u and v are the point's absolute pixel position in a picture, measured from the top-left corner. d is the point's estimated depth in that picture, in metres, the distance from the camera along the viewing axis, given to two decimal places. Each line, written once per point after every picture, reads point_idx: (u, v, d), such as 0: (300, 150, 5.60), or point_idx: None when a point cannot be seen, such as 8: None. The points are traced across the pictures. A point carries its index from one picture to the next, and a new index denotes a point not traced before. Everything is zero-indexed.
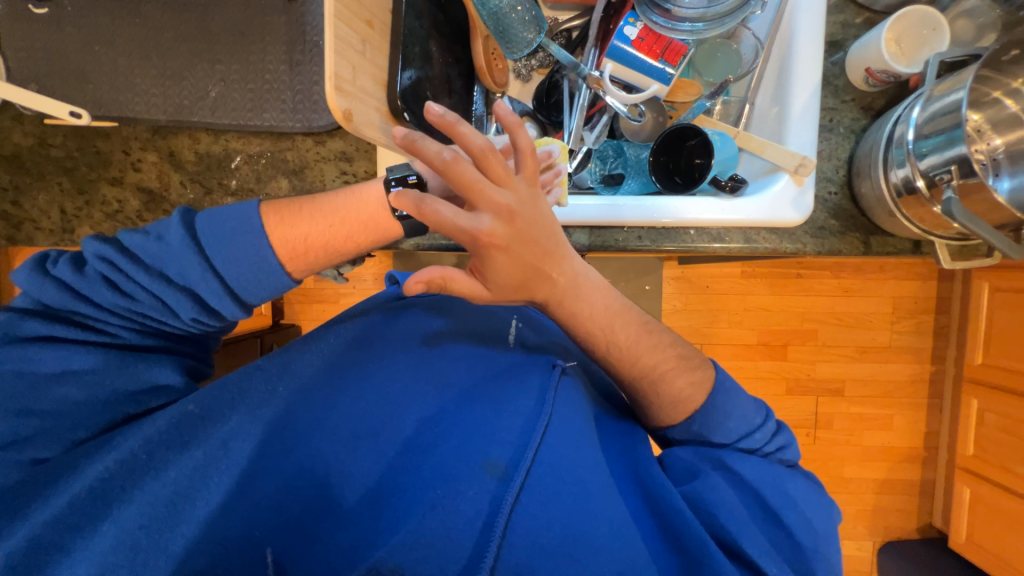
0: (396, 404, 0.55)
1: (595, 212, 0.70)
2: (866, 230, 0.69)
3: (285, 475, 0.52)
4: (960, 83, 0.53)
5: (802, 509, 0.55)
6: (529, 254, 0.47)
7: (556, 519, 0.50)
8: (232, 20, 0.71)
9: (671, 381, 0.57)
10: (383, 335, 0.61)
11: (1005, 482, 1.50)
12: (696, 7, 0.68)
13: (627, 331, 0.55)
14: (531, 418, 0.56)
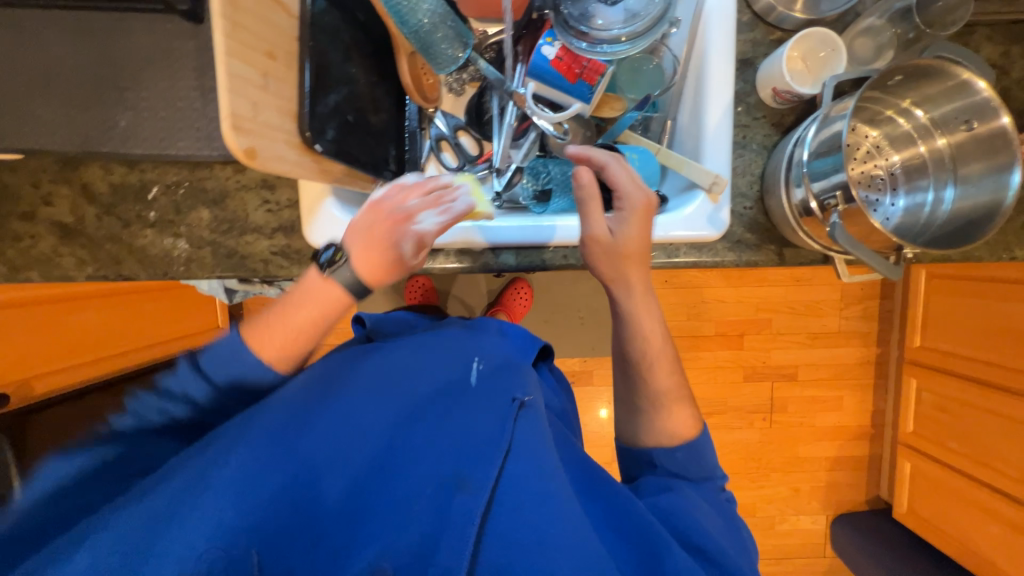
0: (368, 426, 0.57)
1: (520, 232, 0.71)
2: (779, 243, 0.72)
3: (261, 497, 0.51)
4: (846, 110, 0.55)
5: (734, 519, 0.65)
6: (642, 245, 0.64)
7: (523, 527, 0.53)
8: (137, 46, 0.68)
9: (677, 411, 0.68)
10: (353, 375, 0.65)
11: (941, 456, 1.60)
12: (611, 27, 0.68)
13: (668, 347, 0.69)
14: (494, 434, 0.58)
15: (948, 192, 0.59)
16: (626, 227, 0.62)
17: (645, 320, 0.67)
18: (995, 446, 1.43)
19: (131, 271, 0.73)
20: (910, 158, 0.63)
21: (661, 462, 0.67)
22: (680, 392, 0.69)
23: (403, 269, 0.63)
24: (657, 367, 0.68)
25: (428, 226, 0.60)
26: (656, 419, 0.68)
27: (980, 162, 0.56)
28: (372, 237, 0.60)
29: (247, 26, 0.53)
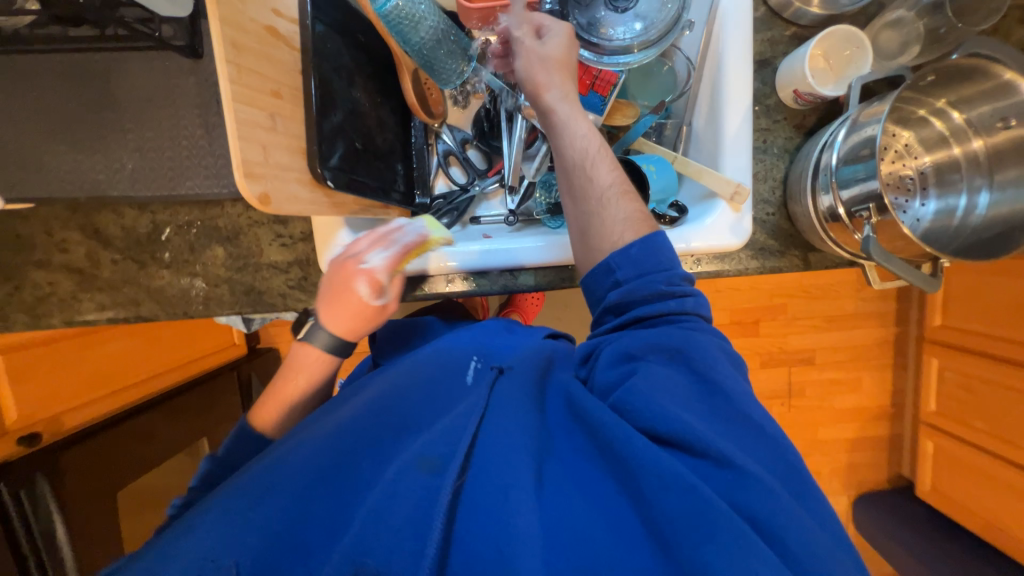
0: (342, 431, 0.55)
1: (539, 252, 0.70)
2: (804, 248, 0.70)
3: (242, 498, 0.50)
4: (880, 114, 0.53)
5: (731, 374, 0.52)
6: (557, 66, 0.60)
7: (484, 503, 0.46)
8: (137, 85, 0.66)
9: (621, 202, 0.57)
10: (348, 399, 0.65)
11: (965, 434, 1.58)
12: (622, 38, 0.65)
13: (613, 169, 0.58)
14: (472, 417, 0.54)
15: (982, 199, 0.57)
16: (552, 40, 0.60)
17: (576, 136, 0.58)
18: (1021, 424, 1.41)
19: (151, 312, 0.73)
20: (943, 160, 0.60)
21: (618, 269, 0.55)
22: (632, 193, 0.58)
23: (377, 316, 0.64)
24: (599, 161, 0.57)
25: (376, 264, 0.62)
26: (606, 216, 0.57)
27: (1016, 167, 0.55)
28: (335, 301, 0.62)
29: (250, 67, 0.52)
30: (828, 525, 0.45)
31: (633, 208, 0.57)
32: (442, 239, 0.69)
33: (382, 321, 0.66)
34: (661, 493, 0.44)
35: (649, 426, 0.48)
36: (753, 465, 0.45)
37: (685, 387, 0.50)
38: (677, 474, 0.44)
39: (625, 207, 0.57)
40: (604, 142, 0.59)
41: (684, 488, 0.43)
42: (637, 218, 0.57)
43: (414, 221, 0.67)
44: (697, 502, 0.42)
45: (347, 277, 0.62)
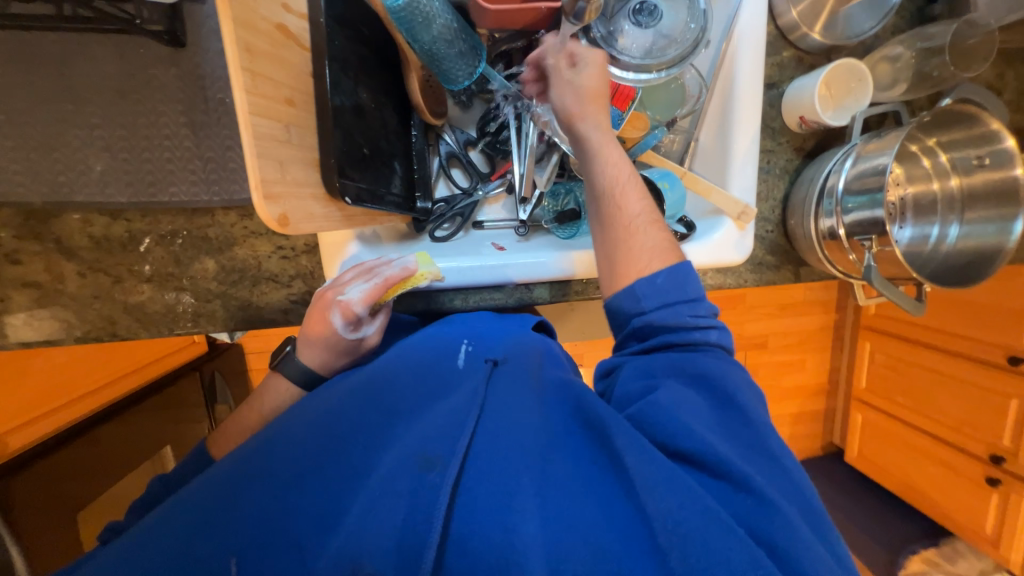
0: (333, 434, 0.51)
1: (555, 269, 0.71)
2: (796, 263, 0.75)
3: (228, 507, 0.46)
4: (887, 148, 0.57)
5: (750, 399, 0.52)
6: (594, 92, 0.61)
7: (482, 507, 0.44)
8: (104, 74, 0.57)
9: (650, 230, 0.58)
10: (327, 392, 0.59)
11: (889, 408, 1.81)
12: (644, 55, 0.65)
13: (645, 200, 0.58)
14: (479, 414, 0.51)
15: (953, 230, 0.65)
16: (586, 70, 0.61)
17: (608, 166, 0.59)
18: (937, 399, 1.64)
19: (128, 330, 0.65)
20: (922, 193, 0.67)
21: (643, 298, 0.56)
22: (663, 225, 0.59)
23: (353, 350, 0.65)
24: (629, 192, 0.58)
25: (352, 298, 0.60)
26: (631, 244, 0.57)
27: (988, 208, 0.62)
28: (311, 333, 0.63)
29: (264, 74, 0.46)
30: (842, 564, 0.44)
31: (666, 241, 0.58)
32: (429, 274, 0.65)
33: (361, 355, 0.66)
34: (672, 498, 0.42)
35: (665, 441, 0.48)
36: (771, 490, 0.44)
37: (711, 414, 0.50)
38: (691, 488, 0.43)
39: (657, 239, 0.57)
40: (634, 170, 0.60)
41: (697, 498, 0.42)
42: (669, 249, 0.57)
43: (410, 256, 0.65)
44: (710, 515, 0.41)
45: (324, 305, 0.61)
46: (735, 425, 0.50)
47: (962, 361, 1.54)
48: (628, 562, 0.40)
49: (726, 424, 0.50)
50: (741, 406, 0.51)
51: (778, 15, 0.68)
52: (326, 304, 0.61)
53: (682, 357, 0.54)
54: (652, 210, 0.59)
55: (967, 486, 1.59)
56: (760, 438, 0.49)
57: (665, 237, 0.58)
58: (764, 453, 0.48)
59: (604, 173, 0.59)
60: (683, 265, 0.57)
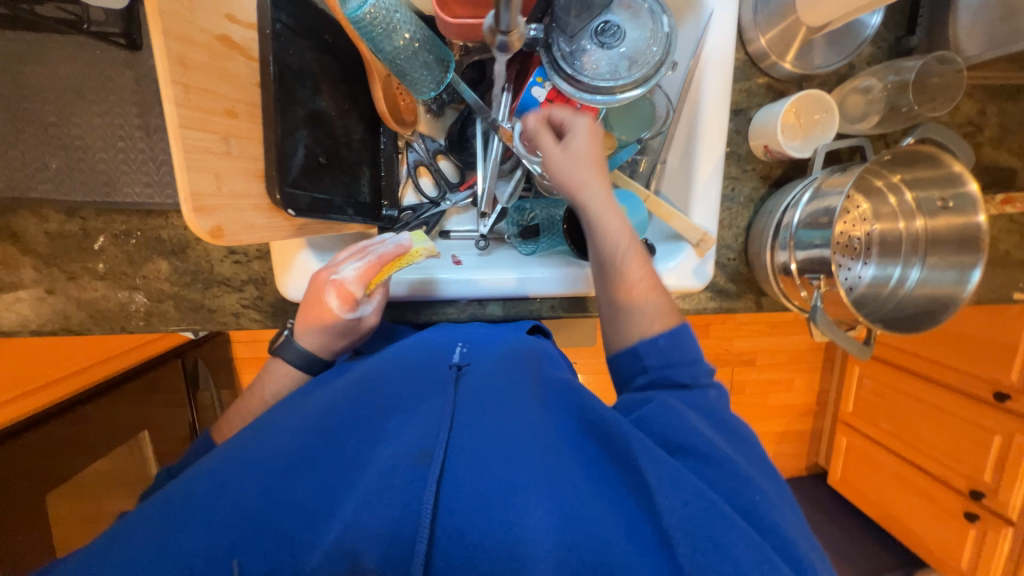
0: (327, 426, 0.50)
1: (551, 288, 0.72)
2: (758, 291, 0.74)
3: (211, 502, 0.44)
4: (842, 186, 0.55)
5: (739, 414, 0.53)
6: (587, 163, 0.60)
7: (488, 503, 0.42)
8: (61, 74, 0.58)
9: (650, 294, 0.58)
10: (322, 389, 0.60)
11: (873, 435, 1.78)
12: (607, 76, 0.64)
13: (644, 263, 0.58)
14: (480, 413, 0.51)
15: (914, 272, 0.62)
16: (578, 141, 0.60)
17: (609, 233, 0.58)
18: (922, 431, 1.61)
19: (81, 324, 0.66)
20: (887, 231, 0.64)
21: (644, 357, 0.55)
22: (661, 286, 0.59)
23: (352, 329, 0.64)
24: (630, 258, 0.58)
25: (347, 276, 0.60)
26: (633, 306, 0.57)
27: (947, 253, 0.60)
28: (309, 314, 0.62)
29: (200, 86, 0.46)
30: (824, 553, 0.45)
31: (665, 302, 0.58)
32: (425, 250, 0.65)
33: (360, 334, 0.65)
34: (681, 496, 0.41)
35: (665, 437, 0.48)
36: (770, 498, 0.44)
37: (706, 418, 0.51)
38: (694, 481, 0.43)
39: (654, 301, 0.58)
40: (633, 235, 0.60)
41: (707, 497, 0.41)
42: (666, 310, 0.58)
43: (406, 235, 0.65)
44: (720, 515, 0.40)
45: (321, 284, 0.61)
46: (727, 433, 0.51)
47: (950, 392, 1.51)
48: (640, 561, 0.39)
49: (719, 431, 0.50)
50: (727, 419, 0.52)
51: (747, 42, 0.67)
52: (324, 282, 0.61)
53: (679, 375, 0.54)
54: (650, 272, 0.59)
55: (947, 520, 1.57)
56: (746, 447, 0.50)
57: (664, 298, 0.59)
58: (751, 459, 0.49)
59: (605, 241, 0.59)
60: (684, 331, 0.57)
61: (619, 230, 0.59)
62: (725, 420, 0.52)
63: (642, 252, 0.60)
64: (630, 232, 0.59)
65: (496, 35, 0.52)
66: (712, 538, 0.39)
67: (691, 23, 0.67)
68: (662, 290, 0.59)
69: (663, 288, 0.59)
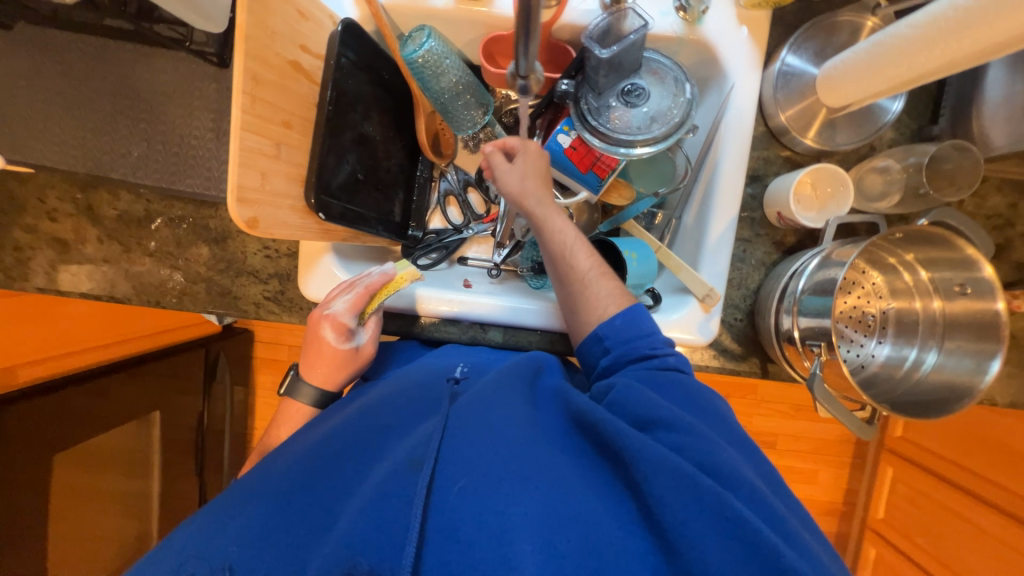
0: (338, 443, 0.56)
1: (552, 320, 0.74)
2: (764, 357, 0.72)
3: (237, 521, 0.49)
4: (845, 259, 0.55)
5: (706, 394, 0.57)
6: (532, 176, 0.66)
7: (479, 505, 0.44)
8: (158, 81, 0.69)
9: (603, 283, 0.63)
10: (343, 406, 0.66)
11: (908, 550, 1.58)
12: (629, 132, 0.68)
13: (591, 257, 0.64)
14: (471, 415, 0.53)
15: (930, 357, 0.61)
16: (526, 160, 0.67)
17: (556, 232, 0.64)
18: (965, 557, 1.38)
19: (125, 295, 0.74)
20: (904, 310, 0.64)
21: (607, 338, 0.60)
22: (610, 275, 0.64)
23: (352, 359, 0.69)
24: (578, 252, 0.63)
25: (338, 309, 0.67)
26: (589, 295, 0.62)
27: (965, 341, 0.58)
28: (311, 350, 0.68)
29: (264, 99, 0.54)
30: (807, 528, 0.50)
31: (614, 288, 0.63)
32: (410, 275, 0.72)
33: (361, 362, 0.71)
34: (656, 476, 0.45)
35: (642, 417, 0.51)
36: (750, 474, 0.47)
37: (687, 399, 0.55)
38: (671, 461, 0.45)
39: (601, 287, 0.62)
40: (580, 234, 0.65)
41: (679, 472, 0.44)
42: (613, 296, 0.62)
43: (390, 266, 0.71)
44: (694, 488, 0.43)
45: (315, 321, 0.67)
46: (714, 418, 0.54)
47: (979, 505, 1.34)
48: (629, 549, 0.43)
49: (705, 418, 0.54)
50: (717, 408, 0.56)
51: (768, 117, 0.70)
52: (318, 317, 0.67)
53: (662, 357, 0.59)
54: (597, 265, 0.64)
55: None
56: (734, 433, 0.54)
57: (612, 284, 0.63)
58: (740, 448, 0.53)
59: (553, 242, 0.64)
60: (638, 313, 0.61)
61: (566, 231, 0.64)
62: (707, 403, 0.56)
63: (590, 248, 0.65)
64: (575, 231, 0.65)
65: (514, 78, 0.47)
66: (692, 535, 0.42)
67: (715, 93, 0.71)
68: (609, 278, 0.64)
69: (612, 275, 0.64)
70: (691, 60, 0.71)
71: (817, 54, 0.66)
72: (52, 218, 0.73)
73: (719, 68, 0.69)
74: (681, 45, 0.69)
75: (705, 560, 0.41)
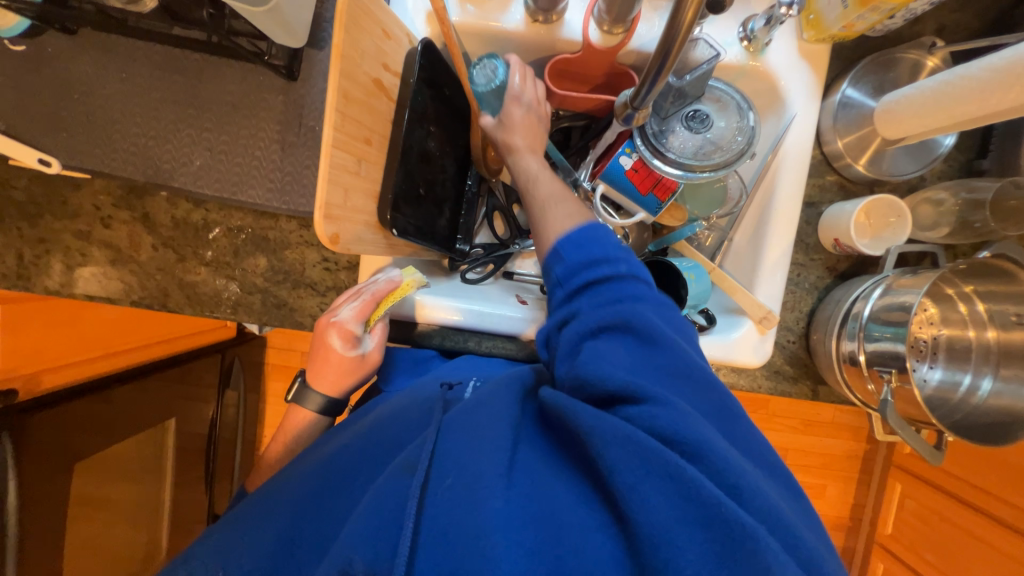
0: (338, 461, 0.53)
1: None
2: (816, 379, 0.74)
3: (243, 537, 0.48)
4: (914, 287, 0.57)
5: (680, 354, 0.49)
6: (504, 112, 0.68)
7: (452, 506, 0.42)
8: (225, 91, 0.69)
9: (566, 203, 0.62)
10: (351, 423, 0.64)
11: (914, 564, 1.60)
12: (691, 157, 0.69)
13: (547, 185, 0.64)
14: (454, 418, 0.50)
15: (986, 383, 0.63)
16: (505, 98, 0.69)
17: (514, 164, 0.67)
18: (970, 569, 1.42)
19: (177, 304, 0.73)
20: (956, 337, 0.66)
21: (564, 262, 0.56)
22: (572, 197, 0.64)
23: (359, 366, 0.69)
24: (532, 180, 0.65)
25: (345, 316, 0.66)
26: (542, 220, 0.62)
27: (1023, 369, 0.60)
28: (319, 353, 0.69)
29: (353, 116, 0.54)
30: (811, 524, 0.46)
31: (576, 209, 0.61)
32: (415, 281, 0.69)
33: (369, 368, 0.70)
34: (614, 455, 0.41)
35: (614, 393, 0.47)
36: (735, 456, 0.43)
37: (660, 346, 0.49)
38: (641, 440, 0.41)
39: (557, 211, 0.61)
40: (545, 166, 0.67)
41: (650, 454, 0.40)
42: (574, 212, 0.61)
43: (394, 270, 0.69)
44: (665, 475, 0.39)
45: (323, 326, 0.68)
46: (692, 371, 0.49)
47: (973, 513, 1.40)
48: (601, 552, 0.39)
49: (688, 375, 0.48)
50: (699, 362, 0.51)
51: (824, 143, 0.72)
52: (324, 322, 0.68)
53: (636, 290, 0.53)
54: (555, 189, 0.64)
55: None
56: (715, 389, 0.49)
57: (573, 207, 0.61)
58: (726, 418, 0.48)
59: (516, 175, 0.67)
60: (605, 234, 0.58)
61: (526, 165, 0.66)
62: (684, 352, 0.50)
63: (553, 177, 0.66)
64: (533, 165, 0.66)
65: (626, 108, 0.60)
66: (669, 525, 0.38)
67: (773, 121, 0.73)
68: (569, 198, 0.63)
69: (573, 197, 0.64)
70: (752, 89, 0.73)
71: (876, 88, 0.69)
72: (104, 224, 0.72)
73: (780, 98, 0.71)
74: (743, 74, 0.71)
75: (676, 559, 0.36)
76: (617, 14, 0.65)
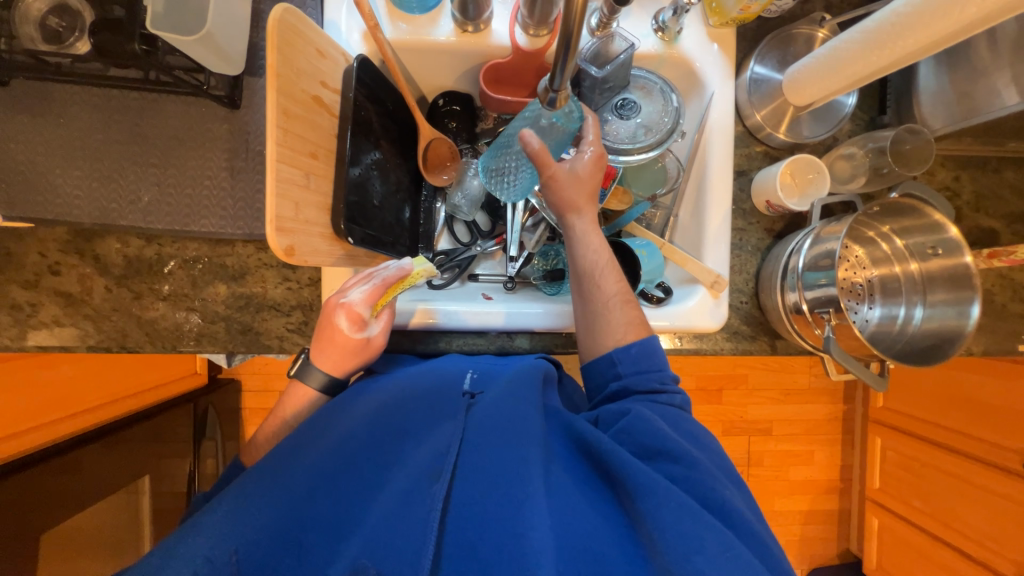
0: (352, 450, 0.56)
1: (542, 323, 0.77)
2: (772, 334, 0.78)
3: (248, 502, 0.51)
4: (836, 233, 0.62)
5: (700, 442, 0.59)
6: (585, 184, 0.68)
7: (498, 517, 0.48)
8: (167, 125, 0.69)
9: (627, 309, 0.67)
10: (352, 397, 0.64)
11: (907, 514, 1.65)
12: (625, 141, 0.75)
13: (614, 283, 0.67)
14: (488, 431, 0.56)
15: (918, 311, 0.68)
16: (587, 163, 0.68)
17: (575, 244, 0.68)
18: (958, 509, 1.49)
19: (137, 343, 0.72)
20: (887, 276, 0.72)
21: (617, 363, 0.64)
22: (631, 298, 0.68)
23: (363, 349, 0.67)
24: (603, 271, 0.67)
25: (354, 299, 0.64)
26: (604, 318, 0.66)
27: (945, 292, 0.65)
28: (321, 332, 0.66)
29: (295, 131, 0.56)
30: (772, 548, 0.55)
31: (639, 316, 0.67)
32: (424, 273, 0.71)
33: (370, 354, 0.69)
34: (651, 505, 0.49)
35: (644, 444, 0.56)
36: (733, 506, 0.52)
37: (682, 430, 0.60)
38: (673, 494, 0.49)
39: (623, 314, 0.66)
40: (611, 256, 0.69)
41: (677, 502, 0.48)
42: (641, 324, 0.66)
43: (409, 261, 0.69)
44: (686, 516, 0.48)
45: (330, 306, 0.65)
46: (701, 443, 0.59)
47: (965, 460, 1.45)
48: (624, 563, 0.47)
49: (699, 447, 0.58)
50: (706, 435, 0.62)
51: (745, 117, 0.78)
52: (332, 303, 0.65)
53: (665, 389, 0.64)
54: (619, 286, 0.67)
55: None
56: (714, 450, 0.60)
57: (635, 313, 0.67)
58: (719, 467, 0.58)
59: (578, 258, 0.68)
60: (656, 349, 0.66)
61: (592, 251, 0.68)
62: (696, 430, 0.61)
63: (616, 269, 0.68)
64: (600, 252, 0.68)
65: (547, 92, 0.58)
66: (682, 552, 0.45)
67: (697, 101, 0.79)
68: (632, 301, 0.68)
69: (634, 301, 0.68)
70: (674, 74, 0.79)
71: (780, 62, 0.76)
72: (54, 271, 0.70)
73: (699, 80, 0.77)
74: (663, 61, 0.77)
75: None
76: (539, 17, 0.70)
